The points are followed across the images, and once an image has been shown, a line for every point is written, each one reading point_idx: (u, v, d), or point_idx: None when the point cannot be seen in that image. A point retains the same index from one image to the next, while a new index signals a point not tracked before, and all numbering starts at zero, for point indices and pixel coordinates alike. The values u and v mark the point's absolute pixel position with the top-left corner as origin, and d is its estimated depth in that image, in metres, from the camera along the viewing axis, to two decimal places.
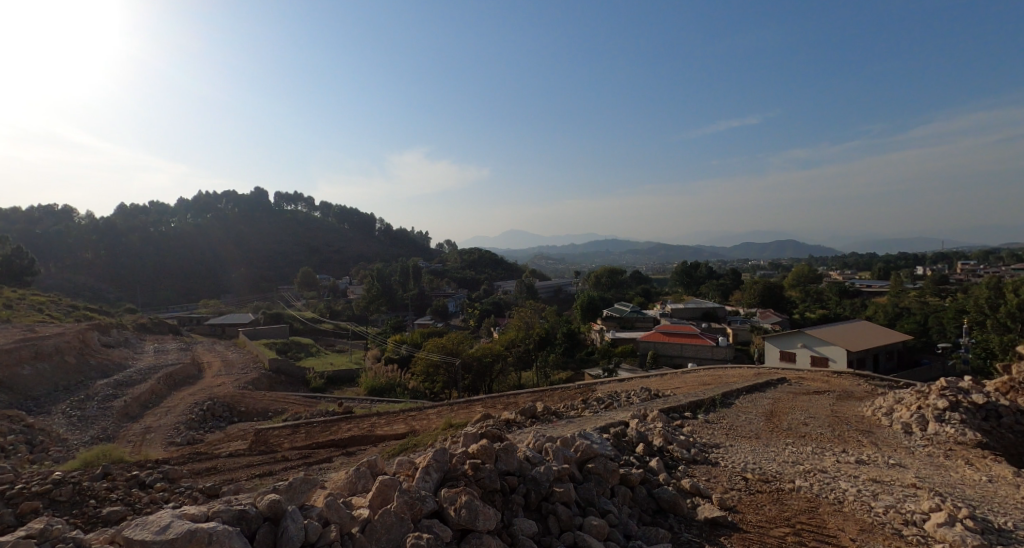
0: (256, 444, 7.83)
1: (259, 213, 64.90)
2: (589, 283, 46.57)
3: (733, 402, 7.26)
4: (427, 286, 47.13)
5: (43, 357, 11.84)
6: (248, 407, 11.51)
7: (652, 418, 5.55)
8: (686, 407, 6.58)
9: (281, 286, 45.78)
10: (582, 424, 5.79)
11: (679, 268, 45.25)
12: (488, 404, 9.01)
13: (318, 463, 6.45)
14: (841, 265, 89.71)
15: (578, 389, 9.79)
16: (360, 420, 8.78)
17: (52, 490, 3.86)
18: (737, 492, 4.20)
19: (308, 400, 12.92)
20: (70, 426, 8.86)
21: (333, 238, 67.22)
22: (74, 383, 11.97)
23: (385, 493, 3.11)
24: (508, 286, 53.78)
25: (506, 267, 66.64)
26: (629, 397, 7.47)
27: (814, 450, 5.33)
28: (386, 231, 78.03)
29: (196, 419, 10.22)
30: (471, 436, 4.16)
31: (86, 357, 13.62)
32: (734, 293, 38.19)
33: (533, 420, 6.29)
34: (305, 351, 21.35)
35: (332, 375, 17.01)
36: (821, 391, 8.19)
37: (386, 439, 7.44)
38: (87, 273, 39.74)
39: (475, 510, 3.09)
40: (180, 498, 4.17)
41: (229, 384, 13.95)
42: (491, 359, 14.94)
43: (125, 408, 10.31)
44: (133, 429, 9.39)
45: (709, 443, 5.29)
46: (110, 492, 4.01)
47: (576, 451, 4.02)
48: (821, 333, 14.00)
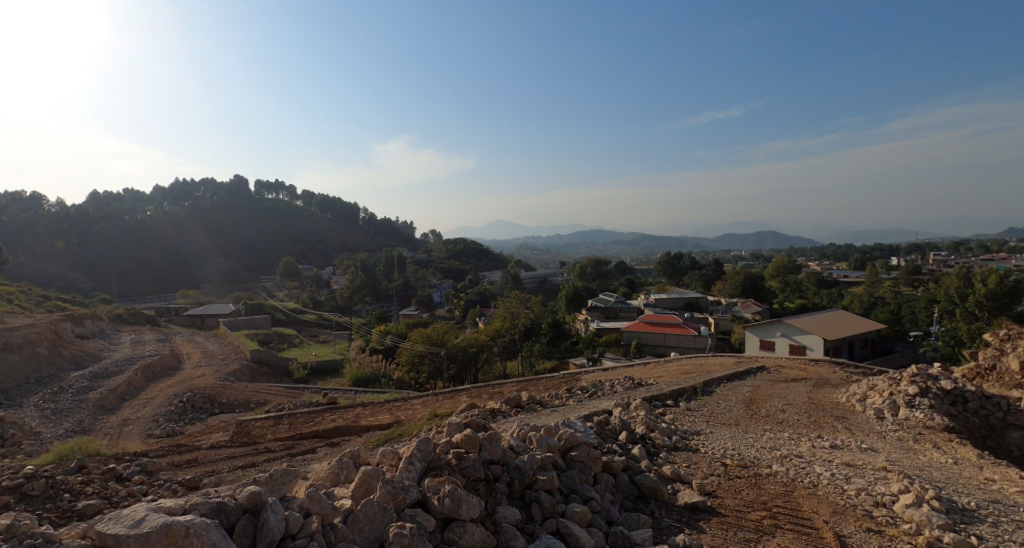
0: (238, 435, 7.74)
1: (239, 201, 63.61)
2: (574, 274, 46.73)
3: (714, 390, 7.40)
4: (412, 276, 46.85)
5: (13, 349, 11.50)
6: (230, 399, 11.37)
7: (634, 406, 5.60)
8: (668, 395, 6.69)
9: (262, 276, 45.08)
10: (566, 413, 5.85)
11: (663, 258, 45.71)
12: (472, 394, 9.02)
13: (301, 454, 6.42)
14: (820, 256, 91.22)
15: (562, 378, 9.87)
16: (344, 411, 8.73)
17: (24, 484, 3.79)
18: (715, 478, 4.28)
19: (291, 390, 12.82)
20: (44, 419, 8.66)
21: (315, 228, 66.22)
22: (46, 375, 11.67)
23: (367, 484, 3.12)
24: (493, 276, 53.68)
25: (491, 258, 66.46)
26: (613, 386, 7.56)
27: (791, 436, 5.46)
28: (369, 220, 77.09)
29: (176, 411, 10.06)
30: (454, 426, 4.15)
31: (59, 348, 13.27)
32: (717, 283, 38.57)
33: (517, 409, 6.32)
34: (288, 342, 21.08)
35: (316, 366, 16.89)
36: (798, 379, 8.37)
37: (371, 430, 7.42)
38: (58, 263, 38.63)
39: (459, 498, 3.11)
40: (159, 491, 4.13)
41: (210, 375, 13.76)
42: (476, 350, 14.98)
43: (100, 400, 10.09)
44: (110, 422, 9.22)
45: (690, 430, 5.38)
46: (85, 486, 3.94)
47: (560, 440, 4.06)
48: (799, 322, 14.28)
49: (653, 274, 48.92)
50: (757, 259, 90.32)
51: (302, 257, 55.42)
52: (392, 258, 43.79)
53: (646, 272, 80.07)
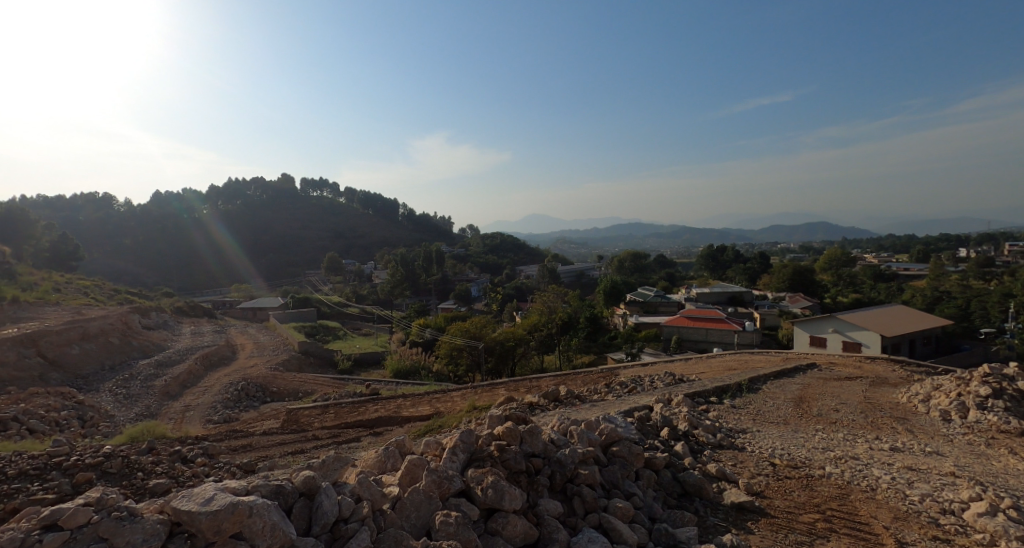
0: (288, 422, 8.10)
1: (287, 200, 66.22)
2: (612, 267, 46.17)
3: (761, 387, 7.18)
4: (450, 270, 47.47)
5: (90, 338, 12.43)
6: (280, 388, 11.91)
7: (676, 402, 5.52)
8: (712, 392, 6.54)
9: (308, 270, 46.76)
10: (606, 409, 5.79)
11: (705, 251, 44.51)
12: (511, 388, 9.11)
13: (346, 443, 6.65)
14: (878, 247, 86.31)
15: (600, 373, 9.81)
16: (387, 402, 8.97)
17: (104, 462, 4.10)
18: (764, 478, 4.17)
19: (336, 381, 13.28)
20: (117, 403, 9.34)
21: (357, 224, 67.90)
22: (119, 362, 12.55)
23: (413, 473, 3.22)
24: (530, 270, 53.71)
25: (527, 252, 66.48)
26: (653, 382, 7.44)
27: (846, 437, 5.23)
28: (409, 216, 78.69)
29: (232, 398, 10.63)
30: (495, 419, 4.21)
31: (128, 338, 14.22)
32: (763, 277, 37.17)
33: (556, 403, 6.33)
34: (333, 335, 21.83)
35: (359, 358, 17.47)
36: (854, 377, 7.99)
37: (412, 420, 7.61)
38: (126, 258, 41.63)
39: (502, 490, 3.16)
40: (220, 473, 4.42)
41: (262, 365, 14.44)
42: (514, 343, 15.10)
43: (165, 387, 10.76)
44: (174, 407, 9.81)
45: (736, 428, 5.25)
46: (155, 466, 4.25)
47: (601, 434, 4.04)
48: (854, 318, 13.62)
49: (694, 268, 47.66)
50: (808, 251, 86.39)
51: (345, 252, 57.09)
52: (431, 252, 44.54)
53: (687, 266, 78.12)
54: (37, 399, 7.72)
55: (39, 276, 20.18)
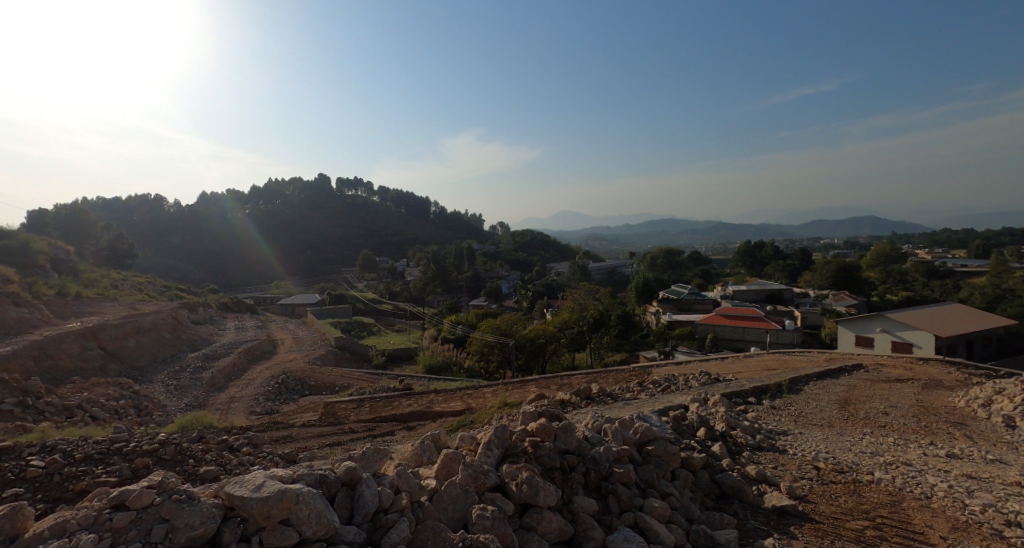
0: (325, 415, 8.33)
1: (324, 199, 67.95)
2: (645, 264, 45.48)
3: (802, 388, 6.94)
4: (482, 267, 47.75)
5: (144, 331, 13.10)
6: (318, 382, 12.27)
7: (713, 402, 5.38)
8: (750, 392, 6.36)
9: (343, 267, 47.88)
10: (640, 407, 5.71)
11: (743, 247, 43.30)
12: (542, 385, 9.11)
13: (381, 436, 6.79)
14: (930, 243, 81.71)
15: (633, 371, 9.68)
16: (420, 397, 9.10)
17: (159, 449, 4.33)
18: (808, 481, 4.04)
19: (371, 376, 13.57)
20: (169, 393, 9.83)
21: (390, 222, 69.05)
22: (170, 354, 13.18)
23: (449, 466, 3.26)
24: (561, 267, 53.50)
25: (558, 249, 66.23)
26: (688, 381, 7.29)
27: (896, 441, 5.01)
28: (441, 214, 79.61)
29: (273, 391, 11.01)
30: (528, 415, 4.22)
31: (178, 332, 14.92)
32: (804, 274, 35.83)
33: (588, 401, 6.28)
34: (367, 331, 22.32)
35: (393, 353, 17.83)
36: (904, 379, 7.63)
37: (444, 415, 7.71)
38: (176, 255, 43.77)
39: (537, 486, 3.17)
40: (264, 462, 4.60)
41: (301, 359, 14.90)
42: (545, 341, 15.09)
43: (211, 379, 11.24)
44: (220, 398, 10.25)
45: (777, 430, 5.09)
46: (205, 454, 4.46)
47: (635, 433, 3.98)
48: (904, 317, 12.99)
49: (731, 264, 46.37)
50: (854, 247, 82.75)
51: (379, 249, 58.21)
52: (463, 250, 44.92)
53: (724, 263, 76.07)
54: (98, 389, 8.20)
55: (98, 273, 21.39)
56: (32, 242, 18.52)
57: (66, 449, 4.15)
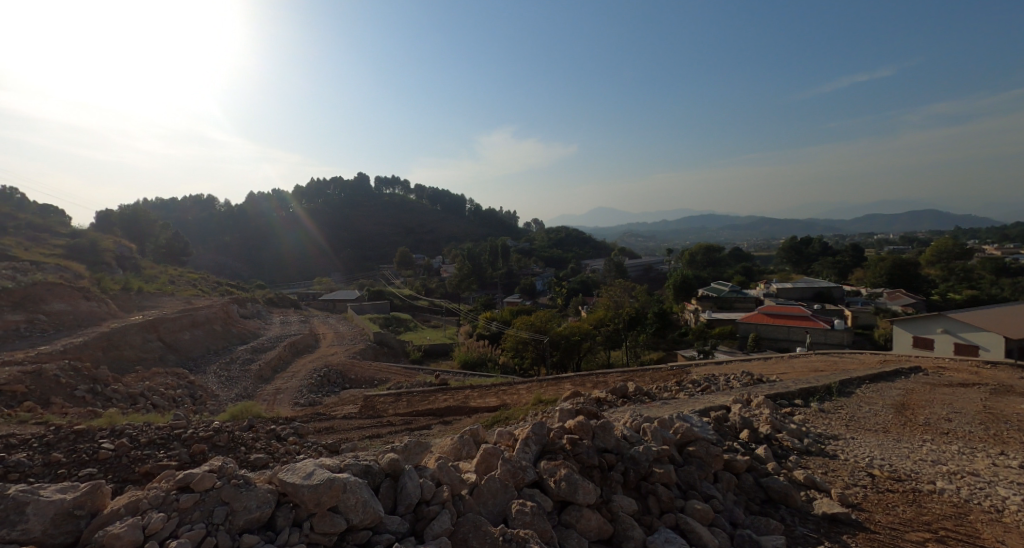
0: (365, 408, 8.54)
1: (363, 197, 69.51)
2: (683, 261, 44.45)
3: (853, 391, 6.62)
4: (516, 264, 47.84)
5: (198, 325, 13.77)
6: (358, 375, 12.60)
7: (757, 403, 5.20)
8: (797, 394, 6.11)
9: (381, 264, 48.89)
10: (679, 407, 5.58)
11: (788, 243, 41.69)
12: (577, 382, 9.06)
13: (418, 430, 6.91)
14: (998, 237, 76.17)
15: (671, 370, 9.48)
16: (455, 392, 9.21)
17: (213, 436, 4.55)
18: (862, 489, 3.85)
19: (408, 370, 13.82)
20: (222, 384, 10.32)
21: (427, 219, 70.06)
22: (221, 347, 13.82)
23: (488, 461, 3.28)
24: (596, 264, 52.94)
25: (594, 246, 65.58)
26: (729, 381, 7.08)
27: (960, 450, 4.70)
28: (476, 212, 80.25)
29: (315, 383, 11.38)
30: (566, 412, 4.18)
31: (229, 326, 15.61)
32: (855, 272, 34.18)
33: (625, 400, 6.19)
34: (404, 326, 22.75)
35: (429, 348, 18.12)
36: (968, 384, 7.16)
37: (479, 411, 7.77)
38: (226, 253, 45.91)
39: (575, 483, 3.16)
40: (309, 452, 4.77)
41: (342, 353, 15.33)
42: (580, 338, 14.98)
43: (259, 371, 11.71)
44: (267, 389, 10.67)
45: (826, 434, 4.88)
46: (255, 442, 4.66)
47: (676, 433, 3.89)
48: (968, 317, 12.21)
49: (775, 260, 44.76)
50: (911, 242, 78.05)
51: (416, 247, 59.14)
52: (497, 247, 45.11)
53: (768, 259, 73.37)
54: (158, 378, 8.69)
55: (156, 269, 22.62)
56: (98, 240, 19.74)
57: (131, 433, 4.42)
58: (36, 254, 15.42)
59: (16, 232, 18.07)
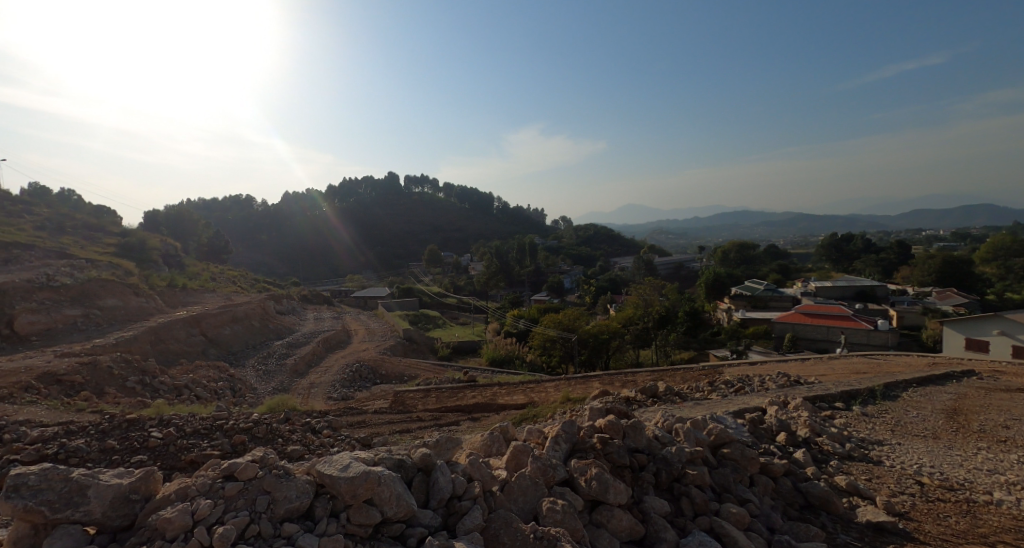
0: (395, 403, 8.67)
1: (393, 196, 70.53)
2: (715, 259, 43.48)
3: (898, 394, 6.35)
4: (544, 262, 47.74)
5: (238, 321, 14.25)
6: (389, 371, 12.81)
7: (795, 406, 5.03)
8: (838, 397, 5.89)
9: (410, 262, 49.52)
10: (713, 408, 5.46)
11: (828, 241, 40.25)
12: (605, 381, 8.97)
13: (447, 426, 6.98)
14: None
15: (702, 370, 9.29)
16: (484, 389, 9.25)
17: (253, 427, 4.70)
18: (909, 498, 3.69)
19: (437, 367, 13.98)
20: (260, 377, 10.67)
21: (456, 217, 70.59)
22: (259, 342, 14.26)
23: (519, 458, 3.28)
24: (625, 262, 52.31)
25: (623, 244, 64.78)
26: (764, 382, 6.89)
27: (1019, 459, 4.44)
28: (504, 210, 80.46)
29: (348, 379, 11.63)
30: (596, 411, 4.15)
31: (266, 321, 16.10)
32: (900, 270, 32.73)
33: (655, 399, 6.09)
34: (434, 323, 22.99)
35: (458, 345, 18.25)
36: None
37: (507, 408, 7.79)
38: (263, 251, 47.47)
39: (606, 483, 3.13)
40: (343, 445, 4.87)
41: (373, 349, 15.61)
42: (608, 336, 14.85)
43: (294, 365, 12.04)
44: (302, 383, 10.97)
45: (869, 439, 4.69)
46: (291, 434, 4.78)
47: (709, 434, 3.80)
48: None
49: (813, 258, 43.27)
50: (962, 240, 74.01)
51: (444, 245, 59.68)
52: (525, 245, 45.10)
53: (805, 257, 71.05)
54: (201, 371, 9.06)
55: (199, 266, 23.53)
56: (146, 238, 20.65)
57: (178, 423, 4.61)
58: (90, 252, 16.24)
59: (72, 231, 19.09)
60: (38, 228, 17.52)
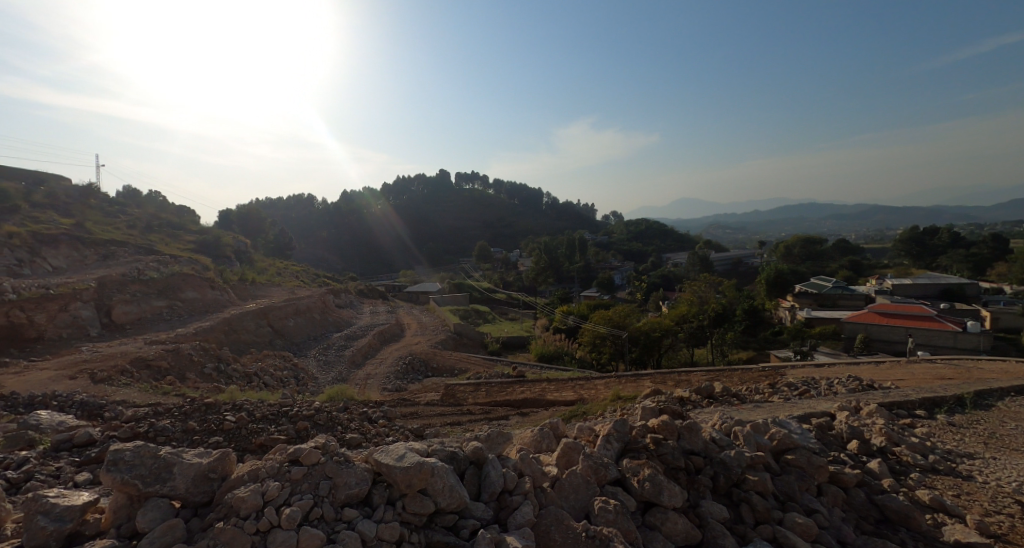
0: (446, 396, 8.83)
1: (446, 192, 71.82)
2: (778, 254, 41.41)
3: (990, 404, 5.78)
4: (594, 258, 47.22)
5: (301, 313, 14.96)
6: (440, 364, 13.06)
7: (868, 412, 4.69)
8: (918, 404, 5.44)
9: (461, 257, 50.23)
10: (775, 412, 5.19)
11: (907, 234, 37.33)
12: (657, 380, 8.76)
13: (496, 420, 7.02)
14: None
15: (762, 371, 8.88)
16: (533, 385, 9.25)
17: (314, 415, 4.90)
18: (1006, 519, 3.35)
19: (486, 361, 14.15)
20: (320, 367, 11.18)
21: (506, 214, 70.92)
22: (320, 333, 14.93)
23: (569, 455, 3.22)
24: (679, 259, 50.83)
25: (677, 239, 62.87)
26: (832, 386, 6.47)
27: None
28: (554, 204, 80.34)
29: (401, 371, 11.96)
30: (650, 411, 4.02)
31: (326, 314, 16.82)
32: (993, 267, 29.83)
33: (710, 400, 5.86)
34: (483, 318, 23.24)
35: (507, 341, 18.37)
36: None
37: (556, 404, 7.75)
38: (324, 247, 49.78)
39: (660, 485, 3.03)
40: (397, 434, 4.99)
41: (424, 343, 15.98)
42: (660, 334, 14.47)
43: (352, 356, 12.51)
44: (359, 374, 11.39)
45: (956, 451, 4.29)
46: (350, 423, 4.95)
47: (772, 439, 3.61)
48: None
49: (891, 253, 40.26)
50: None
51: (494, 241, 60.17)
52: (575, 241, 44.72)
53: (880, 252, 66.28)
54: (269, 360, 9.59)
55: (266, 262, 24.86)
56: (219, 235, 22.05)
57: (248, 408, 4.88)
58: (172, 248, 17.53)
59: (157, 228, 20.71)
60: (129, 225, 19.10)
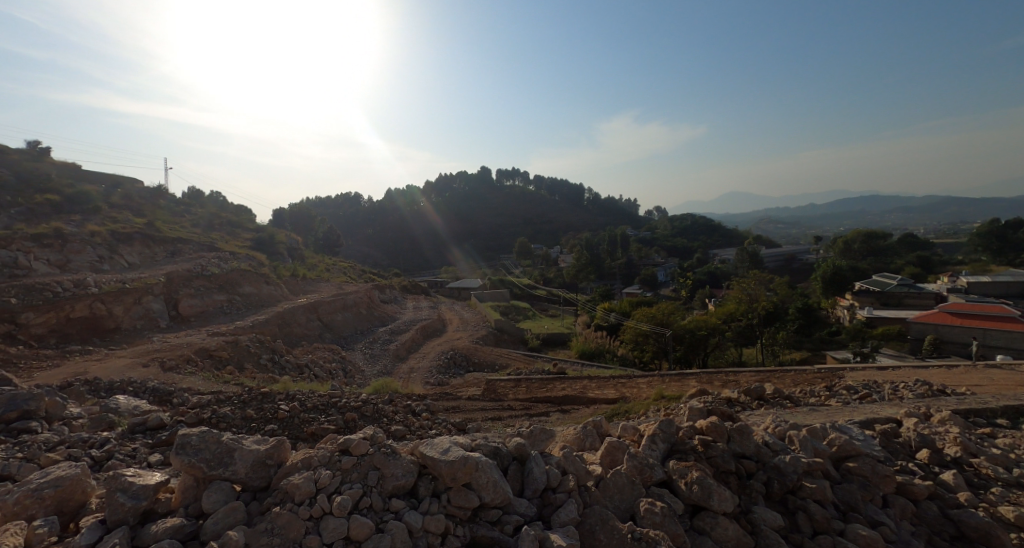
0: (487, 391, 8.87)
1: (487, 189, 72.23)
2: (836, 250, 39.39)
3: None
4: (636, 255, 46.42)
5: (348, 308, 15.41)
6: (481, 359, 13.18)
7: (940, 420, 4.35)
8: (998, 413, 4.99)
9: (501, 254, 50.44)
10: (833, 416, 4.90)
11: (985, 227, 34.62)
12: (703, 380, 8.49)
13: (537, 416, 6.99)
14: None
15: (815, 373, 8.45)
16: (574, 382, 9.16)
17: (361, 407, 5.01)
18: None
19: (526, 357, 14.17)
20: (367, 360, 11.49)
21: (547, 210, 70.68)
22: (366, 327, 15.34)
23: (613, 454, 3.14)
24: (726, 255, 49.25)
25: (724, 235, 60.91)
26: (896, 391, 6.05)
27: None
28: (595, 200, 79.83)
29: (443, 365, 12.14)
30: (698, 411, 3.87)
31: (372, 309, 17.27)
32: None
33: (761, 402, 5.61)
34: (524, 314, 23.27)
35: (547, 337, 18.33)
36: None
37: (597, 402, 7.63)
38: (370, 243, 51.19)
39: (710, 488, 2.90)
40: (440, 428, 5.04)
41: (466, 338, 16.15)
42: (706, 333, 14.05)
43: (396, 350, 12.78)
44: (403, 367, 11.64)
45: None
46: (395, 415, 5.04)
47: (831, 445, 3.40)
48: None
49: (967, 247, 37.45)
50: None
51: (535, 237, 60.11)
52: (617, 236, 44.05)
53: (949, 246, 61.94)
54: (319, 352, 9.93)
55: (315, 258, 25.76)
56: (273, 233, 23.01)
57: (300, 398, 5.05)
58: (230, 245, 18.40)
59: (217, 227, 21.83)
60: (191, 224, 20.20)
